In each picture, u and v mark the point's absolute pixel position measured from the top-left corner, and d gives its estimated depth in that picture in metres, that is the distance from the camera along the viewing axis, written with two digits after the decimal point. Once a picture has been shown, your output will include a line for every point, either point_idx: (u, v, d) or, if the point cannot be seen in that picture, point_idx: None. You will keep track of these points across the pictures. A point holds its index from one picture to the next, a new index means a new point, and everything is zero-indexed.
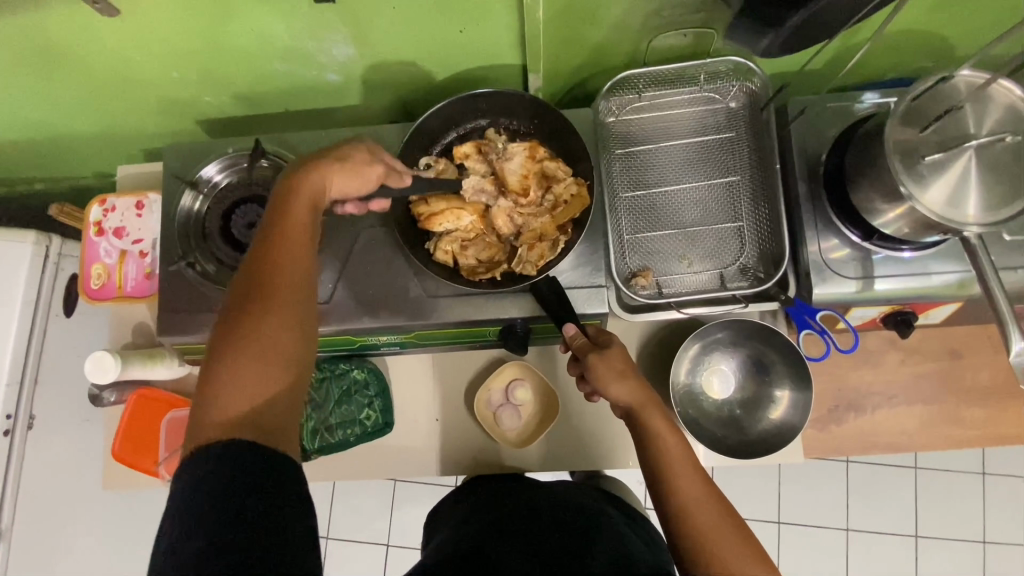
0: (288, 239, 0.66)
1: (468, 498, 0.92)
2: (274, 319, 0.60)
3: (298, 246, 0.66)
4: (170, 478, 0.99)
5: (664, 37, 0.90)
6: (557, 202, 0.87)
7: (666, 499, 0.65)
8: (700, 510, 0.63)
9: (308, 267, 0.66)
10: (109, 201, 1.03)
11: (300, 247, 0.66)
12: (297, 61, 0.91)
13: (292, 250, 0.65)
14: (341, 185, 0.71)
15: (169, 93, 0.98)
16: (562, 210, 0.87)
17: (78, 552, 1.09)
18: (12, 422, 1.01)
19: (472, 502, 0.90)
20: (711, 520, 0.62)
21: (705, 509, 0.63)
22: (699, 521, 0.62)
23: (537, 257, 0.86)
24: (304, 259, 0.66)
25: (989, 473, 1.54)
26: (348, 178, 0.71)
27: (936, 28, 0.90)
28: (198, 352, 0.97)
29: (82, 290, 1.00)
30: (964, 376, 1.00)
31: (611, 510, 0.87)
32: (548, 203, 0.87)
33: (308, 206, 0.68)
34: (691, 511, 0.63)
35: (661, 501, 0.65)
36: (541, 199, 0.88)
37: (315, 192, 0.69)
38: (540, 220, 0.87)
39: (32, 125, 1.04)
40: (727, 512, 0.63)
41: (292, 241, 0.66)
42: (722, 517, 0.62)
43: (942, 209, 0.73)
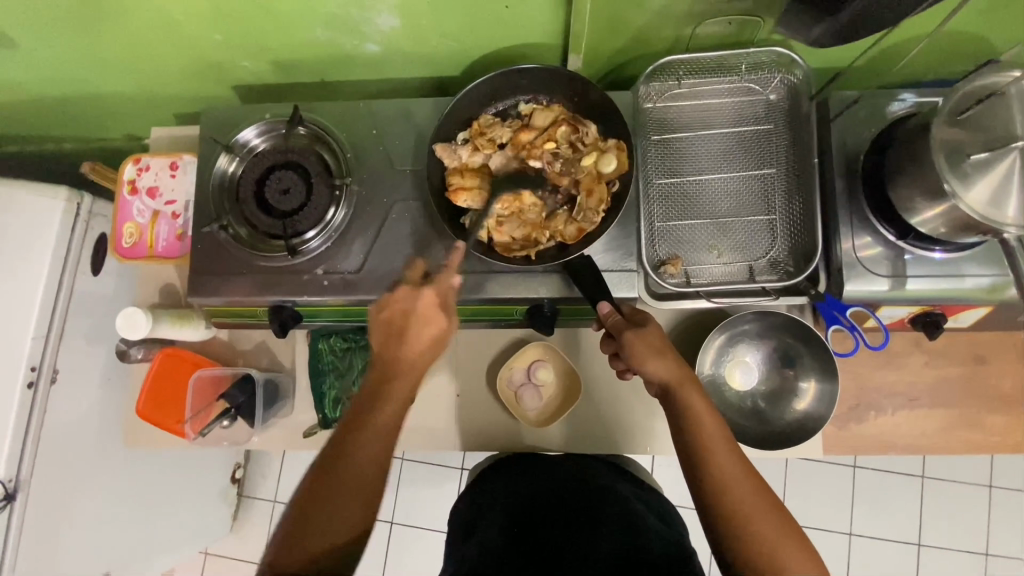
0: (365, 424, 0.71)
1: (488, 487, 0.94)
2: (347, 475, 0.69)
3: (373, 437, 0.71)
4: (196, 437, 0.99)
5: (708, 25, 0.90)
6: (594, 147, 0.87)
7: (703, 478, 0.67)
8: (736, 489, 0.65)
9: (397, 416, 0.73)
10: (143, 161, 1.03)
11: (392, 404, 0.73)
12: (339, 29, 0.91)
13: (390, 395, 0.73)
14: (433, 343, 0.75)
15: (207, 55, 0.98)
16: (602, 155, 0.86)
17: (94, 509, 1.10)
18: (36, 374, 1.01)
19: (493, 495, 0.92)
20: (749, 499, 0.65)
21: (742, 487, 0.66)
22: (737, 499, 0.65)
23: (597, 203, 0.85)
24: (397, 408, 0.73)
25: (997, 486, 1.54)
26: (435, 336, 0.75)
27: (984, 29, 0.89)
28: (227, 314, 0.98)
29: (113, 247, 1.01)
30: (986, 383, 1.00)
31: (621, 485, 0.91)
32: (585, 151, 0.87)
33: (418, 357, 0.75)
34: (729, 489, 0.65)
35: (698, 481, 0.68)
36: (577, 149, 0.87)
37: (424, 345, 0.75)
38: (582, 169, 0.86)
39: (69, 81, 1.04)
40: (763, 489, 0.66)
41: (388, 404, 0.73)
42: (758, 496, 0.65)
43: (984, 208, 0.73)
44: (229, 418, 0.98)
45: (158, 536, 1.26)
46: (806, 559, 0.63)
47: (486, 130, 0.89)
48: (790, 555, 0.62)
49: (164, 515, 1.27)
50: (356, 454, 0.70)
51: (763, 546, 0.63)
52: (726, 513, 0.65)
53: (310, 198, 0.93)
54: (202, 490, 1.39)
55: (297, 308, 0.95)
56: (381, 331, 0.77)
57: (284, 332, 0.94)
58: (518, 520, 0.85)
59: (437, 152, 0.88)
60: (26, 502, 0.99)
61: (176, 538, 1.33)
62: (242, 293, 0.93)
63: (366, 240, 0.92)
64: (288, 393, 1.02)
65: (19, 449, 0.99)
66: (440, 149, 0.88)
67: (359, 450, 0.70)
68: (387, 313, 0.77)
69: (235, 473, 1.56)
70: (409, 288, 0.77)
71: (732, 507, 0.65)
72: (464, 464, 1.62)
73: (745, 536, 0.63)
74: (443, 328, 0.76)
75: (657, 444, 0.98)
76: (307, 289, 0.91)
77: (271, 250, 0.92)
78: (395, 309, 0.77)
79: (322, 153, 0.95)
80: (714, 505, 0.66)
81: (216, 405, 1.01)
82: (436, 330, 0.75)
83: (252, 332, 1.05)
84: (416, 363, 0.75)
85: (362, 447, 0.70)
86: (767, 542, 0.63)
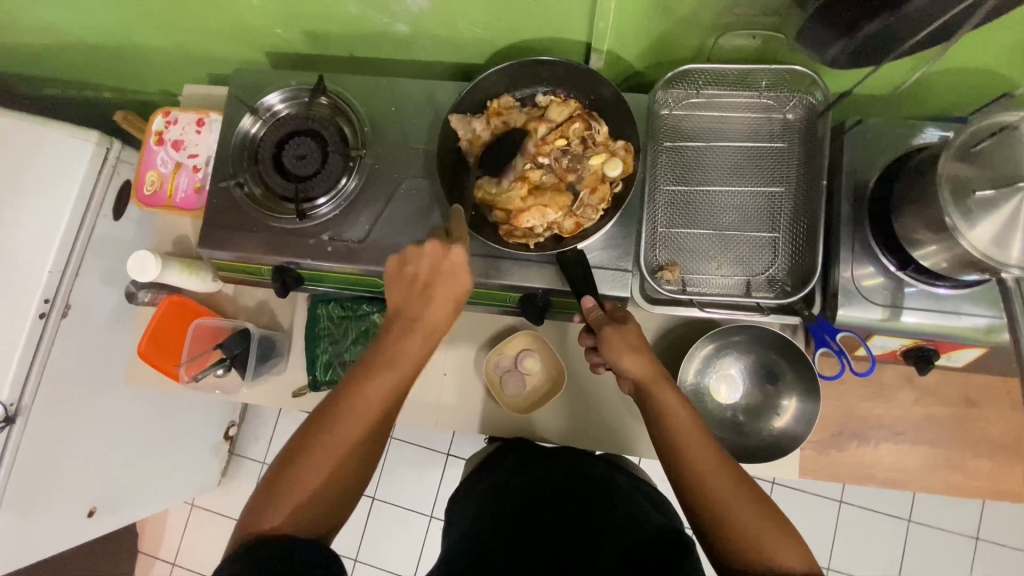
0: (388, 353, 0.71)
1: (490, 473, 0.94)
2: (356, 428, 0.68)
3: (391, 368, 0.70)
4: (189, 381, 1.03)
5: (732, 37, 0.90)
6: (604, 150, 0.88)
7: (682, 475, 0.68)
8: (713, 482, 0.66)
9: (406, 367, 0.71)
10: (172, 114, 1.07)
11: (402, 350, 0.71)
12: (370, 6, 0.93)
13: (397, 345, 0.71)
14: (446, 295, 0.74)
15: (243, 19, 1.01)
16: (608, 156, 0.87)
17: (85, 442, 1.14)
18: (49, 306, 1.06)
19: (498, 474, 0.93)
20: (726, 488, 0.66)
21: (720, 479, 0.66)
22: (718, 490, 0.66)
23: (599, 201, 0.87)
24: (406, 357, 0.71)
25: (983, 539, 1.51)
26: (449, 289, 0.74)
27: (1009, 72, 0.88)
28: (232, 269, 1.02)
29: (135, 194, 1.05)
30: (975, 426, 0.99)
31: (618, 475, 0.90)
32: (594, 152, 0.88)
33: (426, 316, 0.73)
34: (705, 482, 0.67)
35: (679, 477, 0.69)
36: (587, 148, 0.88)
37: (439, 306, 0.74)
38: (589, 167, 0.87)
39: (111, 31, 1.09)
40: (742, 480, 0.67)
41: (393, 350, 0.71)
42: (738, 487, 0.66)
43: (986, 247, 0.72)
44: (223, 368, 1.00)
45: (145, 479, 1.30)
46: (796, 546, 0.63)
47: (501, 109, 0.91)
48: (777, 548, 0.62)
49: (152, 458, 1.31)
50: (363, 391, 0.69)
51: (749, 536, 0.63)
52: (707, 509, 0.66)
53: (325, 166, 0.96)
54: (195, 440, 1.44)
55: (300, 271, 0.98)
56: (402, 285, 0.74)
57: (285, 292, 0.97)
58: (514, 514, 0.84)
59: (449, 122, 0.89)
60: (24, 427, 1.03)
61: (166, 484, 1.38)
62: (248, 250, 0.96)
63: (373, 212, 0.95)
64: (283, 351, 1.05)
65: (24, 375, 1.04)
66: (457, 121, 0.89)
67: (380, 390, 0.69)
68: (410, 269, 0.75)
69: (228, 430, 1.61)
70: (437, 245, 0.74)
71: (711, 500, 0.66)
72: (450, 449, 1.64)
73: (726, 528, 0.64)
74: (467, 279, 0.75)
75: (634, 443, 0.99)
76: (312, 253, 0.94)
77: (281, 212, 0.95)
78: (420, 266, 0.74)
79: (342, 124, 0.98)
80: (697, 502, 0.67)
81: (213, 353, 1.04)
82: (460, 290, 0.75)
83: (256, 290, 1.08)
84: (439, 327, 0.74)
85: (376, 386, 0.69)
86: (751, 534, 0.63)
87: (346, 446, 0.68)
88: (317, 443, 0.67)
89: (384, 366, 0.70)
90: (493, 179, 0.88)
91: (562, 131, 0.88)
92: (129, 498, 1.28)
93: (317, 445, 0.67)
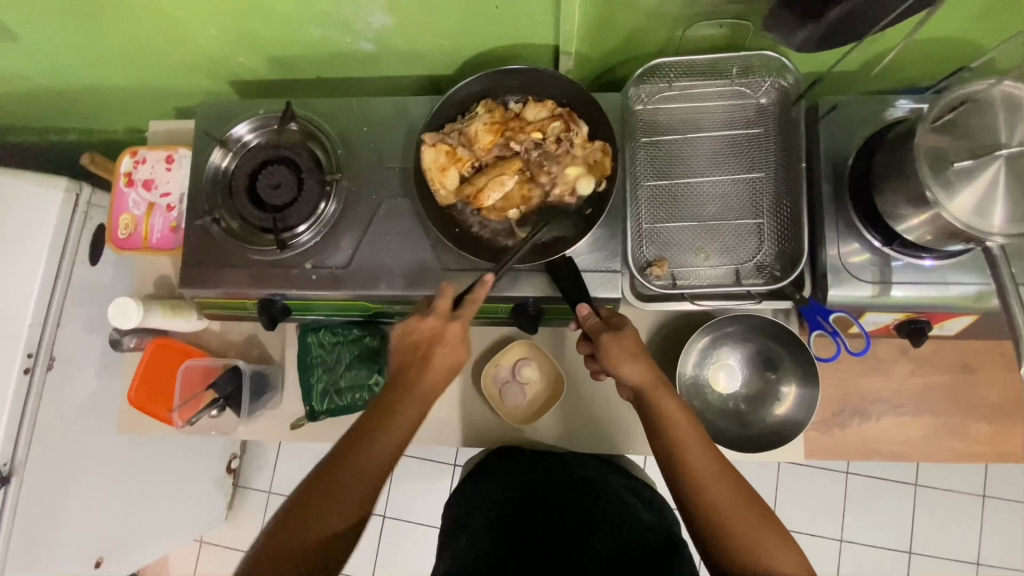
0: (396, 408, 0.73)
1: (489, 480, 0.94)
2: (359, 475, 0.70)
3: (397, 421, 0.72)
4: (184, 425, 1.01)
5: (699, 27, 0.89)
6: (586, 157, 0.87)
7: (682, 479, 0.68)
8: (713, 488, 0.66)
9: (412, 418, 0.74)
10: (141, 153, 1.05)
11: (413, 406, 0.74)
12: (333, 27, 0.92)
13: (412, 393, 0.74)
14: (445, 353, 0.75)
15: (204, 51, 0.99)
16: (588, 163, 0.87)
17: (86, 495, 1.12)
18: (33, 361, 1.03)
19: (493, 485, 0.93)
20: (726, 497, 0.66)
21: (719, 486, 0.66)
22: (716, 497, 0.66)
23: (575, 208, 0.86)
24: (411, 410, 0.74)
25: (990, 496, 1.53)
26: (451, 350, 0.75)
27: (978, 37, 0.89)
28: (217, 306, 1.00)
29: (108, 238, 1.02)
30: (972, 391, 1.00)
31: (611, 476, 0.91)
32: (575, 157, 0.87)
33: (431, 368, 0.75)
34: (706, 491, 0.66)
35: (680, 484, 0.68)
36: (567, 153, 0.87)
37: (446, 363, 0.75)
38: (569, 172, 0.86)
39: (70, 74, 1.06)
40: (739, 485, 0.67)
41: (406, 405, 0.74)
42: (738, 493, 0.66)
43: (968, 217, 0.72)
44: (218, 407, 0.99)
45: (147, 525, 1.27)
46: (793, 554, 0.64)
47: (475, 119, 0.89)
48: (774, 553, 0.63)
49: (155, 503, 1.28)
50: (370, 443, 0.71)
51: (748, 544, 0.63)
52: (708, 515, 0.65)
53: (301, 194, 0.95)
54: (196, 480, 1.42)
55: (286, 302, 0.96)
56: (399, 354, 0.76)
57: (271, 325, 0.96)
58: (511, 522, 0.86)
59: (424, 136, 0.88)
60: (19, 487, 1.01)
61: (170, 525, 1.36)
62: (232, 286, 0.94)
63: (355, 236, 0.93)
64: (277, 385, 1.04)
65: (14, 431, 1.01)
66: (430, 137, 0.87)
67: (367, 466, 0.70)
68: (413, 337, 0.76)
69: (231, 463, 1.59)
70: (435, 320, 0.76)
71: (711, 507, 0.66)
72: (457, 460, 1.63)
73: (725, 532, 0.64)
74: (463, 358, 0.77)
75: (639, 444, 0.99)
76: (296, 283, 0.93)
77: (261, 244, 0.94)
78: (420, 336, 0.76)
79: (314, 148, 0.96)
80: (696, 509, 0.66)
81: (206, 394, 1.03)
82: (457, 361, 0.76)
83: (244, 324, 1.06)
84: (431, 393, 0.75)
85: (362, 461, 0.70)
86: (749, 538, 0.64)
87: (346, 495, 0.69)
88: (315, 500, 0.68)
89: (376, 435, 0.71)
90: (477, 182, 0.87)
91: (541, 133, 0.87)
92: (135, 546, 1.26)
93: (321, 490, 0.69)
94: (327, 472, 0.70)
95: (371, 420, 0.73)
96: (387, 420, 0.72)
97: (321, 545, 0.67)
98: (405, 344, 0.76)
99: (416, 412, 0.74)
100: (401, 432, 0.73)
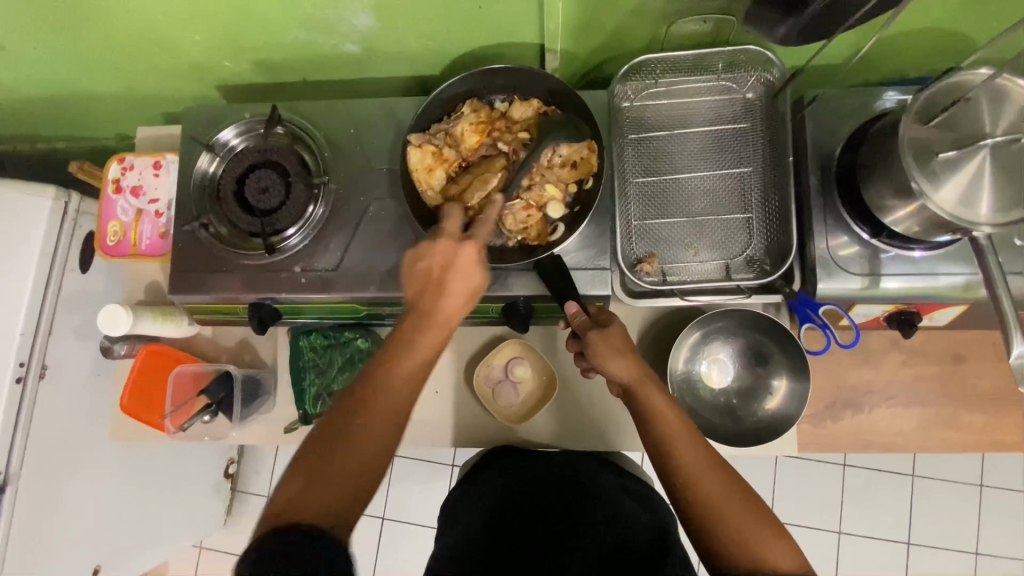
0: (428, 333, 0.71)
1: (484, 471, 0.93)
2: (384, 406, 0.68)
3: (421, 347, 0.71)
4: (176, 431, 1.02)
5: (683, 23, 0.89)
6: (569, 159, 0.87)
7: (670, 474, 0.68)
8: (701, 482, 0.66)
9: (440, 337, 0.72)
10: (128, 160, 1.05)
11: (438, 329, 0.72)
12: (316, 29, 0.92)
13: (438, 316, 0.72)
14: (461, 280, 0.73)
15: (189, 56, 0.99)
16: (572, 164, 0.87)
17: (81, 502, 1.12)
18: (25, 370, 1.03)
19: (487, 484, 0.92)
20: (715, 490, 0.66)
21: (707, 479, 0.67)
22: (704, 490, 0.66)
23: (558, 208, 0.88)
24: (438, 330, 0.72)
25: (987, 485, 1.54)
26: (466, 276, 0.73)
27: (961, 28, 0.89)
28: (207, 311, 1.00)
29: (97, 245, 1.02)
30: (963, 381, 1.00)
31: (608, 475, 0.91)
32: (559, 159, 0.87)
33: (456, 294, 0.72)
34: (695, 485, 0.66)
35: (669, 479, 0.68)
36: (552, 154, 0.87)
37: (470, 287, 0.73)
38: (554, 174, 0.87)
39: (56, 82, 1.06)
40: (728, 479, 0.67)
41: (427, 330, 0.71)
42: (726, 486, 0.66)
43: (954, 208, 0.72)
44: (210, 413, 0.99)
45: (145, 530, 1.27)
46: (783, 546, 0.63)
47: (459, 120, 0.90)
48: (763, 546, 0.63)
49: (152, 509, 1.28)
50: (403, 369, 0.69)
51: (736, 537, 0.63)
52: (697, 509, 0.66)
53: (289, 198, 0.94)
54: (193, 486, 1.42)
55: (276, 305, 0.96)
56: (414, 280, 0.74)
57: (262, 329, 0.95)
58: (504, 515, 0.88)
59: (410, 138, 0.88)
60: (15, 495, 1.01)
61: (168, 531, 1.35)
62: (222, 291, 0.94)
63: (343, 239, 0.93)
64: (270, 389, 1.04)
65: (10, 438, 1.01)
66: (417, 138, 0.88)
67: (391, 395, 0.69)
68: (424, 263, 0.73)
69: (228, 468, 1.59)
70: (447, 241, 0.74)
71: (699, 501, 0.66)
72: (455, 461, 1.63)
73: (714, 525, 0.64)
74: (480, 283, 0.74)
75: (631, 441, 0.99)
76: (286, 287, 0.93)
77: (250, 248, 0.93)
78: (433, 260, 0.73)
79: (301, 152, 0.96)
80: (685, 503, 0.67)
81: (198, 400, 1.03)
82: (473, 286, 0.74)
83: (235, 328, 1.06)
84: (453, 317, 0.73)
85: (389, 393, 0.68)
86: (738, 531, 0.64)
87: (378, 427, 0.68)
88: (357, 433, 0.67)
89: (401, 361, 0.70)
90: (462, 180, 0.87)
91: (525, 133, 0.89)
92: (133, 553, 1.26)
93: (342, 426, 0.67)
94: (353, 406, 0.68)
95: (393, 347, 0.71)
96: (406, 346, 0.70)
97: (360, 477, 0.66)
98: (418, 271, 0.73)
99: (440, 336, 0.72)
100: (418, 361, 0.70)
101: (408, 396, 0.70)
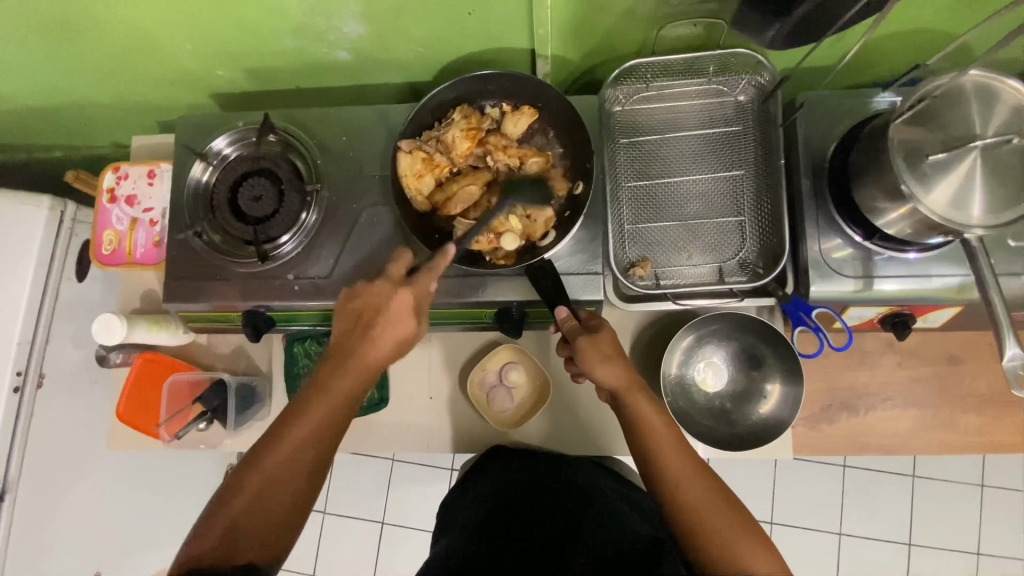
0: (350, 373, 0.73)
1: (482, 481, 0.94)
2: (305, 443, 0.71)
3: (345, 390, 0.73)
4: (171, 439, 1.02)
5: (673, 27, 0.89)
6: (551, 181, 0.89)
7: (658, 481, 0.68)
8: (687, 489, 0.66)
9: (365, 379, 0.74)
10: (122, 169, 1.05)
11: (364, 369, 0.74)
12: (307, 37, 0.92)
13: (363, 357, 0.74)
14: (393, 326, 0.74)
15: (182, 65, 1.00)
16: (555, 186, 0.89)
17: None
18: (22, 379, 1.04)
19: (485, 491, 0.92)
20: (700, 497, 0.66)
21: (694, 486, 0.67)
22: (691, 498, 0.66)
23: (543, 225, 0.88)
24: (364, 371, 0.74)
25: (988, 485, 1.53)
26: (397, 324, 0.74)
27: (952, 28, 0.89)
28: (202, 319, 1.00)
29: (93, 255, 1.03)
30: (959, 382, 1.00)
31: (604, 483, 0.89)
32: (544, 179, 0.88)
33: (383, 339, 0.74)
34: (682, 491, 0.66)
35: (656, 485, 0.69)
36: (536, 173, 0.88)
37: (399, 336, 0.75)
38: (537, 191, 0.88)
39: (51, 92, 1.07)
40: (715, 486, 0.67)
41: (351, 371, 0.74)
42: (713, 493, 0.66)
43: (945, 210, 0.72)
44: (205, 420, 1.00)
45: None
46: (767, 554, 0.63)
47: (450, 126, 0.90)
48: (748, 553, 0.63)
49: None
50: (321, 408, 0.72)
51: (722, 545, 0.63)
52: (684, 516, 0.65)
53: (282, 205, 0.94)
54: None
55: (271, 313, 0.96)
56: (345, 318, 0.76)
57: (257, 337, 0.94)
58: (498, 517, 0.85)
59: (400, 144, 0.88)
60: (14, 502, 1.04)
61: None
62: (215, 298, 0.94)
63: (336, 246, 0.94)
64: (265, 397, 1.04)
65: (8, 446, 1.03)
66: (407, 144, 0.88)
67: (312, 430, 0.71)
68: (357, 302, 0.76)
69: None
70: (386, 284, 0.76)
71: (686, 508, 0.66)
72: (454, 465, 1.63)
73: (700, 533, 0.64)
74: (412, 331, 0.76)
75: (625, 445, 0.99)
76: (279, 294, 0.93)
77: (244, 256, 0.94)
78: (367, 301, 0.76)
79: (293, 159, 0.97)
80: (672, 511, 0.67)
81: (193, 408, 1.03)
82: (406, 332, 0.75)
83: (231, 335, 1.07)
84: (380, 360, 0.75)
85: (310, 426, 0.71)
86: (723, 539, 0.63)
87: (298, 460, 0.71)
88: (273, 464, 0.70)
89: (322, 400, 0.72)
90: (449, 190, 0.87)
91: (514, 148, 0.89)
92: None
93: (264, 458, 0.70)
94: (273, 441, 0.71)
95: (316, 386, 0.73)
96: (329, 388, 0.73)
97: (276, 513, 0.69)
98: (350, 309, 0.76)
99: (365, 379, 0.74)
100: (340, 399, 0.73)
101: (327, 430, 0.72)
